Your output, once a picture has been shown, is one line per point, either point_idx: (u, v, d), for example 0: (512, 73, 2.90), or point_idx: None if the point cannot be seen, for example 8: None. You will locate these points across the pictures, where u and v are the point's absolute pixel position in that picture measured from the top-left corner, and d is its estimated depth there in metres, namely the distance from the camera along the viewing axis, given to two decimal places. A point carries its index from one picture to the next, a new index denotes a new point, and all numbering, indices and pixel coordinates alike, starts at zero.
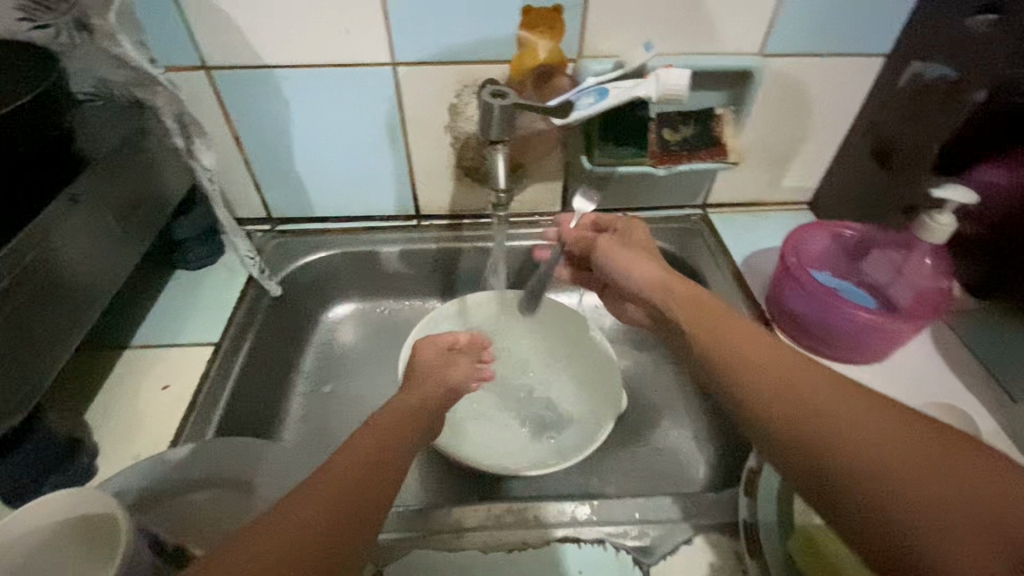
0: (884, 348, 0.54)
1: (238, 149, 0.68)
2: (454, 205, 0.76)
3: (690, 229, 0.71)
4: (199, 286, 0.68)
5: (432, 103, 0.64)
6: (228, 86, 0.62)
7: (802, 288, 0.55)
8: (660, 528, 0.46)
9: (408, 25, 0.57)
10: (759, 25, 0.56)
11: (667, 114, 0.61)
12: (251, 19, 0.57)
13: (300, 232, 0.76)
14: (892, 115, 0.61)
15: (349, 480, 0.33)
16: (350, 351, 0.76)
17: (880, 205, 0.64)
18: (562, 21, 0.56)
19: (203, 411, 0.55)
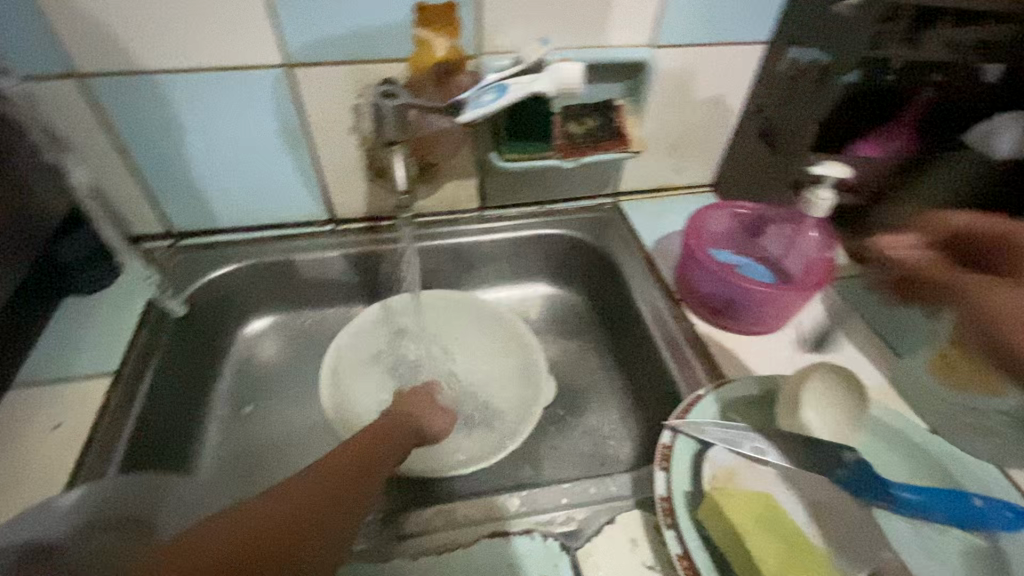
0: (781, 318, 0.58)
1: (123, 162, 0.63)
2: (369, 209, 0.74)
3: (602, 218, 0.74)
4: (91, 314, 0.63)
5: (334, 105, 0.62)
6: (104, 94, 0.57)
7: (704, 266, 0.58)
8: (585, 512, 0.47)
9: (299, 26, 0.55)
10: (650, 18, 0.58)
11: (570, 108, 0.63)
12: (122, 22, 0.52)
13: (205, 247, 0.72)
14: (776, 99, 0.65)
15: (317, 492, 0.38)
16: (271, 367, 0.73)
17: (772, 184, 0.68)
18: (458, 19, 0.56)
19: (103, 447, 0.51)
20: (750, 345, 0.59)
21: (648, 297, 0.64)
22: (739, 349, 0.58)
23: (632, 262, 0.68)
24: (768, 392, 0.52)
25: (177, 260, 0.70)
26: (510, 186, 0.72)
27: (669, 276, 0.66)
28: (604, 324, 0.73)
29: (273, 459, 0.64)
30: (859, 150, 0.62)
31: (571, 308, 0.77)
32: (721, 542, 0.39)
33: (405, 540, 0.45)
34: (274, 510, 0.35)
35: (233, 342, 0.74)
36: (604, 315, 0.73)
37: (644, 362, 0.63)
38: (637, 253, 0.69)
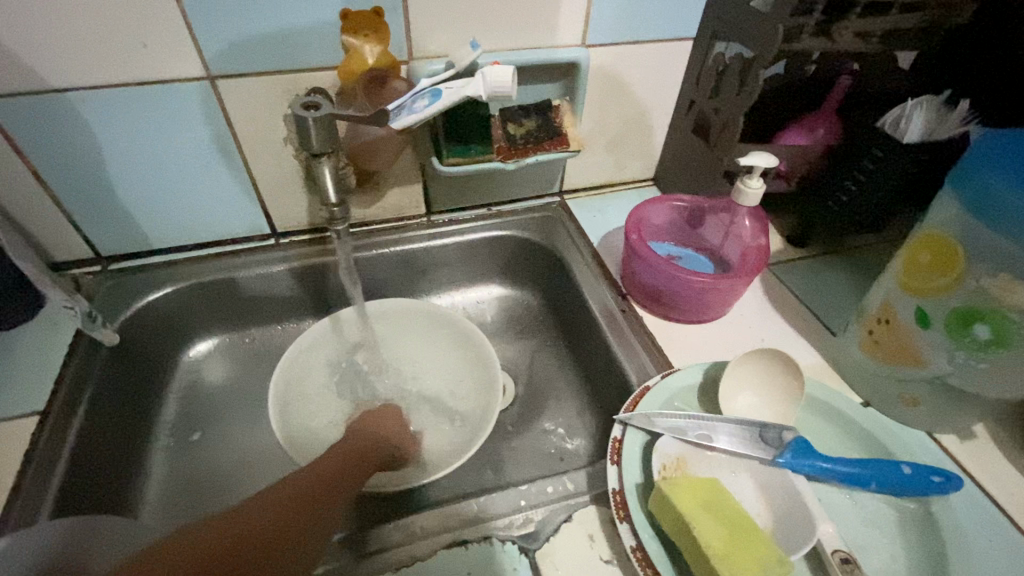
0: (722, 305, 0.60)
1: (38, 186, 0.59)
2: (313, 220, 0.72)
3: (550, 216, 0.74)
4: (13, 350, 0.59)
5: (265, 116, 0.60)
6: (9, 116, 0.53)
7: (645, 260, 0.59)
8: (543, 512, 0.47)
9: (220, 35, 0.53)
10: (578, 17, 0.59)
11: (509, 109, 0.63)
12: (21, 38, 0.49)
13: (139, 270, 0.68)
14: (706, 92, 0.66)
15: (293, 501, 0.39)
16: (219, 390, 0.71)
17: (706, 175, 0.70)
18: (385, 24, 0.55)
19: (31, 492, 0.48)
20: (696, 333, 0.60)
21: (596, 293, 0.65)
22: (685, 338, 0.60)
23: (580, 259, 0.69)
24: (713, 378, 0.53)
25: (107, 286, 0.66)
26: (456, 189, 0.71)
27: (616, 271, 0.67)
28: (557, 321, 0.73)
29: (225, 486, 0.62)
30: (789, 137, 0.64)
31: (524, 308, 0.77)
32: (670, 530, 0.40)
33: (362, 558, 0.44)
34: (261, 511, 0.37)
35: (175, 367, 0.71)
36: (556, 313, 0.73)
37: (596, 357, 0.63)
38: (584, 249, 0.70)
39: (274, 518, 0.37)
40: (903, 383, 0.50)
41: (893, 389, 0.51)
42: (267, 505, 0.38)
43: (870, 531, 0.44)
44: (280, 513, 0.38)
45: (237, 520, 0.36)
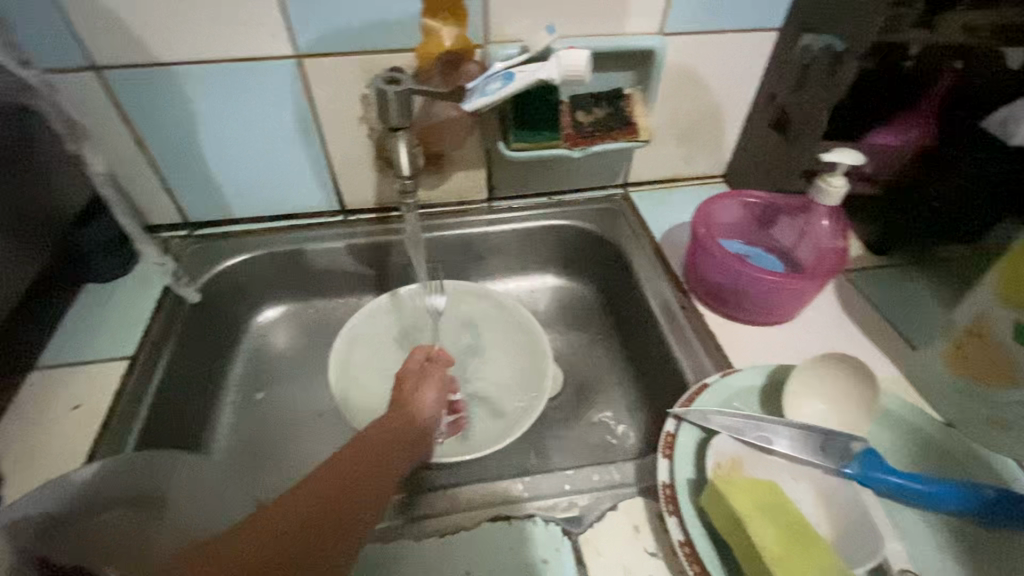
0: (790, 307, 0.57)
1: (140, 154, 0.65)
2: (380, 199, 0.75)
3: (612, 208, 0.73)
4: (109, 301, 0.65)
5: (344, 95, 0.63)
6: (121, 86, 0.58)
7: (712, 255, 0.58)
8: (587, 498, 0.47)
9: (309, 15, 0.55)
10: (657, 4, 0.58)
11: (580, 97, 0.63)
12: (137, 15, 0.54)
13: (219, 236, 0.73)
14: (788, 86, 0.64)
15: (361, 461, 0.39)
16: (283, 354, 0.75)
17: (781, 173, 0.67)
18: (463, 6, 0.56)
19: (117, 429, 0.53)
20: (760, 335, 0.58)
21: (656, 287, 0.63)
22: (746, 340, 0.58)
23: (641, 252, 0.67)
24: (776, 382, 0.51)
25: (192, 249, 0.72)
26: (520, 176, 0.72)
27: (677, 266, 0.66)
28: (612, 315, 0.72)
29: (283, 445, 0.65)
30: (877, 136, 0.61)
31: (579, 299, 0.76)
32: (721, 527, 0.39)
33: (409, 521, 0.46)
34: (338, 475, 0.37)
35: (246, 330, 0.75)
36: (612, 306, 0.72)
37: (651, 352, 0.62)
38: (646, 243, 0.69)
39: (329, 498, 0.35)
40: (990, 405, 0.46)
41: (978, 410, 0.47)
42: (324, 479, 0.37)
43: (943, 557, 0.41)
44: (338, 484, 0.36)
45: (293, 508, 0.34)
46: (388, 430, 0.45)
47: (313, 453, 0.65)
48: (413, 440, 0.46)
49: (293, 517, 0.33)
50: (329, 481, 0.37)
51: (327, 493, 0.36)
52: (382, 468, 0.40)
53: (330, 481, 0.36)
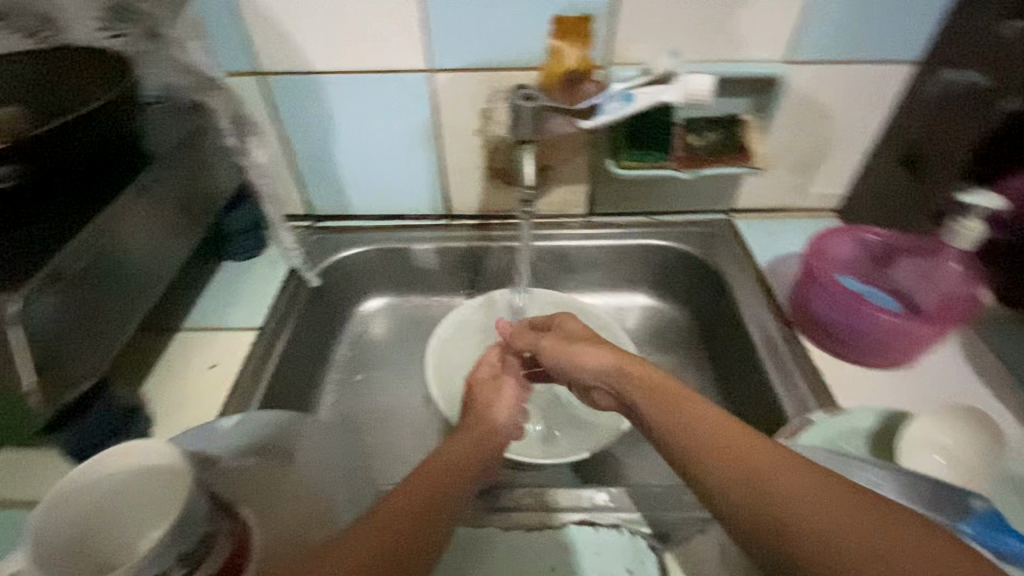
0: (911, 352, 0.55)
1: (284, 150, 0.73)
2: (483, 206, 0.79)
3: (714, 233, 0.73)
4: (244, 277, 0.73)
5: (466, 107, 0.67)
6: (278, 90, 0.66)
7: (825, 289, 0.56)
8: (675, 517, 0.47)
9: (447, 34, 0.61)
10: (784, 33, 0.58)
11: (694, 120, 0.63)
12: (303, 30, 0.61)
13: (338, 229, 0.80)
14: (919, 121, 0.61)
15: (434, 477, 0.41)
16: (381, 342, 0.80)
17: (905, 210, 0.64)
18: (590, 30, 0.59)
19: (245, 389, 0.59)
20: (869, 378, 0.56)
21: (757, 317, 0.62)
22: (853, 381, 0.56)
23: (742, 280, 0.66)
24: (887, 427, 0.49)
25: (313, 238, 0.79)
26: (622, 194, 0.73)
27: (781, 298, 0.64)
28: (703, 340, 0.71)
29: (375, 427, 0.70)
30: (1013, 182, 0.54)
31: (669, 321, 0.76)
32: None
33: (498, 512, 0.48)
34: (422, 488, 0.39)
35: (350, 316, 0.82)
36: (704, 331, 0.71)
37: (746, 382, 0.61)
38: (748, 271, 0.67)
39: (415, 506, 0.37)
40: None
41: None
42: (409, 492, 0.38)
43: None
44: (421, 498, 0.38)
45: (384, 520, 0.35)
46: (465, 450, 0.46)
47: (403, 437, 0.69)
48: (489, 451, 0.48)
49: (389, 520, 0.35)
50: (423, 489, 0.39)
51: (416, 500, 0.37)
52: (462, 474, 0.43)
53: (418, 496, 0.38)
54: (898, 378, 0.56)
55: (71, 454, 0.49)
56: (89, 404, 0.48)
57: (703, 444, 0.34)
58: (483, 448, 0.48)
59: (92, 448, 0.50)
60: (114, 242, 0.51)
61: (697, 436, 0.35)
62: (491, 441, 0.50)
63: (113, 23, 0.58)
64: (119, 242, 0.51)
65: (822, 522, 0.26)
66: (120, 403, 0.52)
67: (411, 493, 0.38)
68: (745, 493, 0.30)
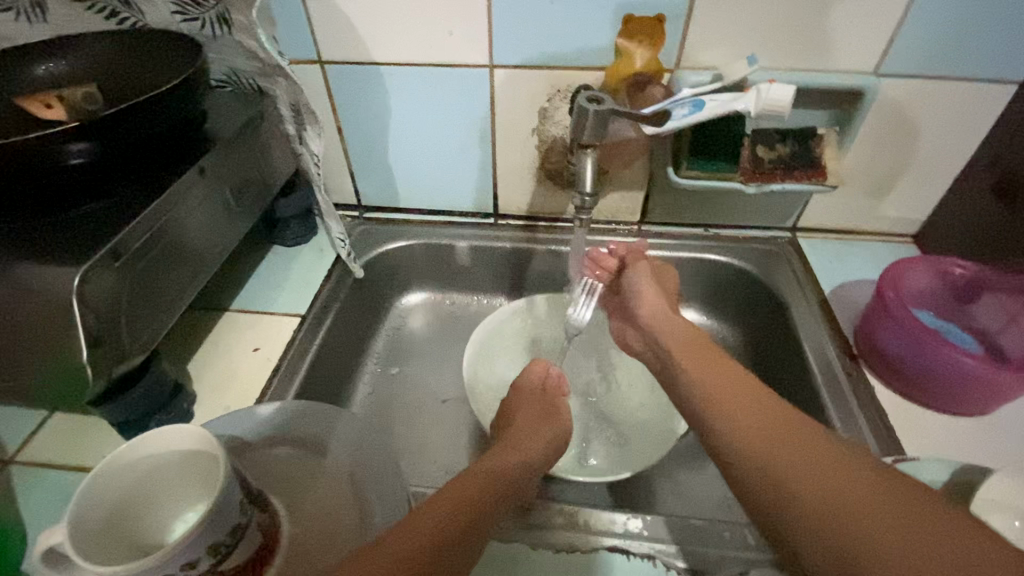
0: (990, 401, 0.50)
1: (340, 140, 0.73)
2: (532, 207, 0.77)
3: (775, 252, 0.69)
4: (292, 263, 0.74)
5: (524, 106, 0.65)
6: (338, 80, 0.67)
7: (898, 323, 0.52)
8: (714, 554, 0.44)
9: (510, 31, 0.59)
10: (876, 43, 0.54)
11: (765, 131, 0.59)
12: (369, 20, 0.61)
13: (385, 221, 0.80)
14: (1020, 147, 0.55)
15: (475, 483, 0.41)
16: (419, 337, 0.80)
17: (994, 244, 0.58)
18: (662, 30, 0.56)
19: (285, 375, 0.59)
20: (939, 425, 0.51)
21: (818, 346, 0.58)
22: (923, 426, 0.51)
23: (804, 305, 0.62)
24: (961, 483, 0.44)
25: (361, 228, 0.79)
26: (679, 204, 0.70)
27: (846, 327, 0.60)
28: (754, 365, 0.67)
29: (408, 422, 0.70)
30: None
31: (717, 341, 0.72)
32: None
33: (528, 527, 0.46)
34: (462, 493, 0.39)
35: (391, 308, 0.82)
36: (756, 355, 0.67)
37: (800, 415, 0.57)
38: (810, 296, 0.63)
39: (453, 512, 0.37)
40: None
41: None
42: (445, 498, 0.38)
43: None
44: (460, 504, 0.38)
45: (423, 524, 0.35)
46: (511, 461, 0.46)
47: (435, 436, 0.68)
48: (527, 471, 0.46)
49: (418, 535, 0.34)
50: (451, 502, 0.38)
51: (455, 506, 0.38)
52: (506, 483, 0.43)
53: (456, 500, 0.38)
54: (974, 428, 0.51)
55: (117, 425, 0.50)
56: (138, 378, 0.49)
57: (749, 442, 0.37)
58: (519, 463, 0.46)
59: (137, 421, 0.51)
60: (175, 220, 0.52)
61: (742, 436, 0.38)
62: (525, 460, 0.47)
63: (185, 6, 0.57)
64: (180, 221, 0.52)
65: (838, 507, 0.31)
66: (167, 379, 0.52)
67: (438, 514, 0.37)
68: (767, 471, 0.35)
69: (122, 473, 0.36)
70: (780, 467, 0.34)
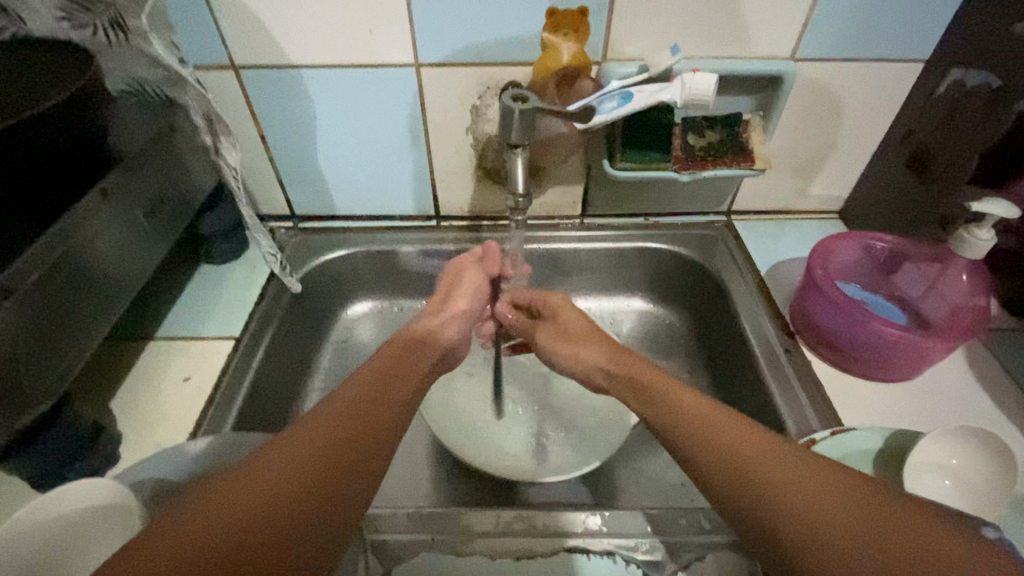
0: (914, 367, 0.52)
1: (263, 148, 0.69)
2: (474, 206, 0.75)
3: (712, 236, 0.70)
4: (222, 282, 0.70)
5: (455, 104, 0.64)
6: (255, 85, 0.63)
7: (829, 301, 0.54)
8: (671, 543, 0.45)
9: (433, 28, 0.57)
10: (791, 28, 0.55)
11: (693, 119, 0.60)
12: (281, 22, 0.57)
13: (321, 230, 0.76)
14: (930, 123, 0.58)
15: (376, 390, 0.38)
16: (367, 348, 0.77)
17: (912, 216, 0.62)
18: (586, 24, 0.55)
19: (221, 404, 0.56)
20: (872, 393, 0.54)
21: (757, 325, 0.60)
22: (859, 396, 0.54)
23: (742, 286, 0.64)
24: (894, 448, 0.47)
25: (296, 240, 0.75)
26: (620, 195, 0.70)
27: (782, 305, 0.62)
28: (702, 348, 0.69)
29: None
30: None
31: (665, 327, 0.74)
32: None
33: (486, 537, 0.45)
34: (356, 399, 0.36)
35: (336, 321, 0.78)
36: (703, 338, 0.69)
37: (746, 394, 0.59)
38: (747, 277, 0.65)
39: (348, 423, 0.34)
40: None
41: None
42: (343, 408, 0.35)
43: None
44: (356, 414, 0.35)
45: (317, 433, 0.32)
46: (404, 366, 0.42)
47: None
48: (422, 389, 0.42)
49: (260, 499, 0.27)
50: (348, 411, 0.34)
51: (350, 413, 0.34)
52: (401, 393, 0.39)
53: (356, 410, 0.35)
54: (904, 392, 0.54)
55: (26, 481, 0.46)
56: (46, 429, 0.45)
57: (723, 467, 0.33)
58: (402, 387, 0.40)
59: (51, 475, 0.47)
60: (76, 247, 0.47)
61: (705, 446, 0.35)
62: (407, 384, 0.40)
63: (72, 11, 0.51)
64: (82, 248, 0.47)
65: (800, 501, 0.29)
66: (83, 423, 0.48)
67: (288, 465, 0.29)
68: (734, 464, 0.33)
69: (38, 518, 0.36)
70: (745, 456, 0.33)
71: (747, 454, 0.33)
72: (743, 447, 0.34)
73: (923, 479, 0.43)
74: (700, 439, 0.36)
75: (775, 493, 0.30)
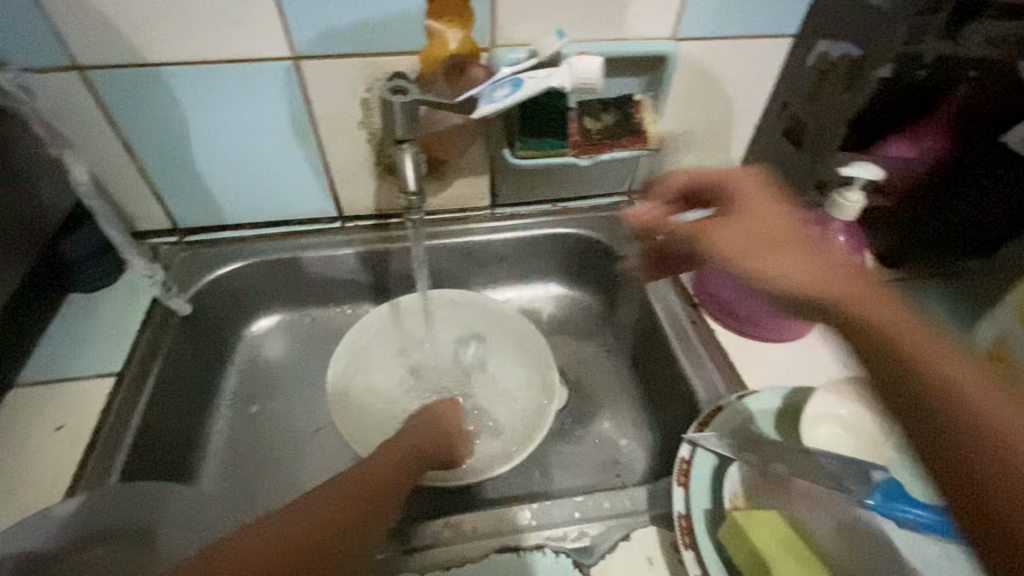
0: (804, 324, 0.56)
1: (129, 158, 0.62)
2: (379, 205, 0.72)
3: (619, 216, 0.71)
4: (96, 312, 0.62)
5: (343, 98, 0.60)
6: (108, 89, 0.55)
7: (726, 271, 0.56)
8: (599, 527, 0.45)
9: (308, 17, 0.53)
10: (671, 8, 0.56)
11: (588, 103, 0.61)
12: (125, 14, 0.51)
13: (210, 243, 0.70)
14: (802, 94, 0.62)
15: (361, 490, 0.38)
16: (278, 365, 0.72)
17: (795, 183, 0.66)
18: (469, 10, 0.54)
19: (104, 452, 0.50)
20: (771, 354, 0.57)
21: (665, 302, 0.62)
22: (760, 358, 0.57)
23: (650, 265, 0.66)
24: (793, 404, 0.50)
25: (182, 257, 0.68)
26: (526, 183, 0.69)
27: (687, 278, 0.64)
28: (618, 327, 0.70)
29: (276, 463, 0.63)
30: (891, 147, 0.58)
31: (583, 310, 0.74)
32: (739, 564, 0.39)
33: (414, 553, 0.44)
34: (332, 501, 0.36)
35: (239, 340, 0.73)
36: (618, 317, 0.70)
37: (661, 368, 0.60)
38: (654, 254, 0.67)
39: (312, 528, 0.34)
40: None
41: None
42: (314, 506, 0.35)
43: None
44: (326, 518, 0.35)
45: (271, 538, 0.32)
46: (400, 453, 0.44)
47: (314, 473, 0.62)
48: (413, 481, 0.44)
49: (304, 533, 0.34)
50: (320, 515, 0.35)
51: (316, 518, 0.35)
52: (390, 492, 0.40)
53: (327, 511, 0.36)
54: (799, 349, 0.58)
55: None
56: None
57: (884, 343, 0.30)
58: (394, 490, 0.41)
59: None
60: None
61: (889, 316, 0.29)
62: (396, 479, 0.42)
63: None
64: None
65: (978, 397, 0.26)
66: None
67: (330, 506, 0.36)
68: (874, 329, 0.31)
69: None
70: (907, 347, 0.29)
71: (923, 348, 0.29)
72: (919, 343, 0.29)
73: (819, 430, 0.47)
74: (901, 346, 0.29)
75: (945, 380, 0.27)
